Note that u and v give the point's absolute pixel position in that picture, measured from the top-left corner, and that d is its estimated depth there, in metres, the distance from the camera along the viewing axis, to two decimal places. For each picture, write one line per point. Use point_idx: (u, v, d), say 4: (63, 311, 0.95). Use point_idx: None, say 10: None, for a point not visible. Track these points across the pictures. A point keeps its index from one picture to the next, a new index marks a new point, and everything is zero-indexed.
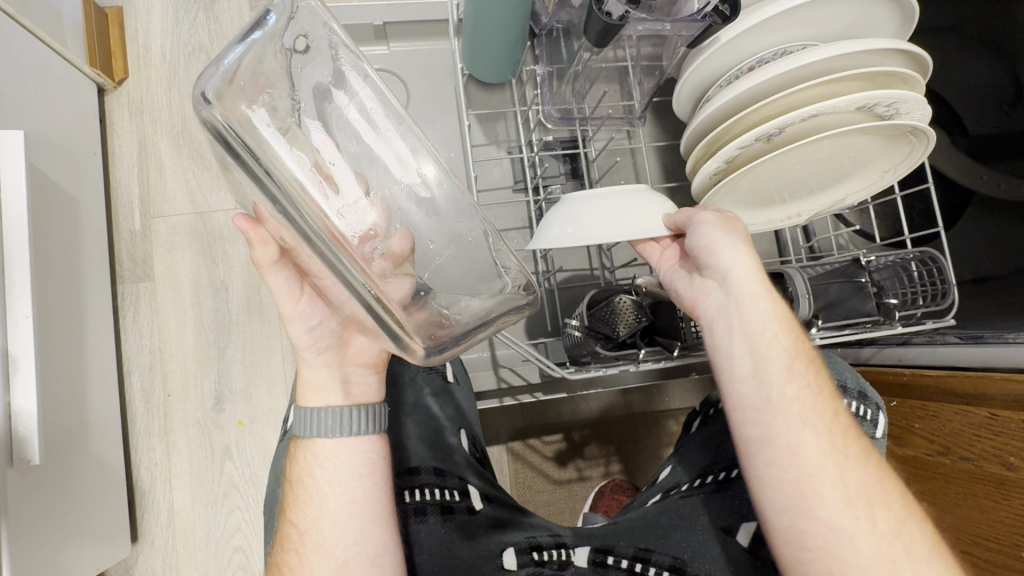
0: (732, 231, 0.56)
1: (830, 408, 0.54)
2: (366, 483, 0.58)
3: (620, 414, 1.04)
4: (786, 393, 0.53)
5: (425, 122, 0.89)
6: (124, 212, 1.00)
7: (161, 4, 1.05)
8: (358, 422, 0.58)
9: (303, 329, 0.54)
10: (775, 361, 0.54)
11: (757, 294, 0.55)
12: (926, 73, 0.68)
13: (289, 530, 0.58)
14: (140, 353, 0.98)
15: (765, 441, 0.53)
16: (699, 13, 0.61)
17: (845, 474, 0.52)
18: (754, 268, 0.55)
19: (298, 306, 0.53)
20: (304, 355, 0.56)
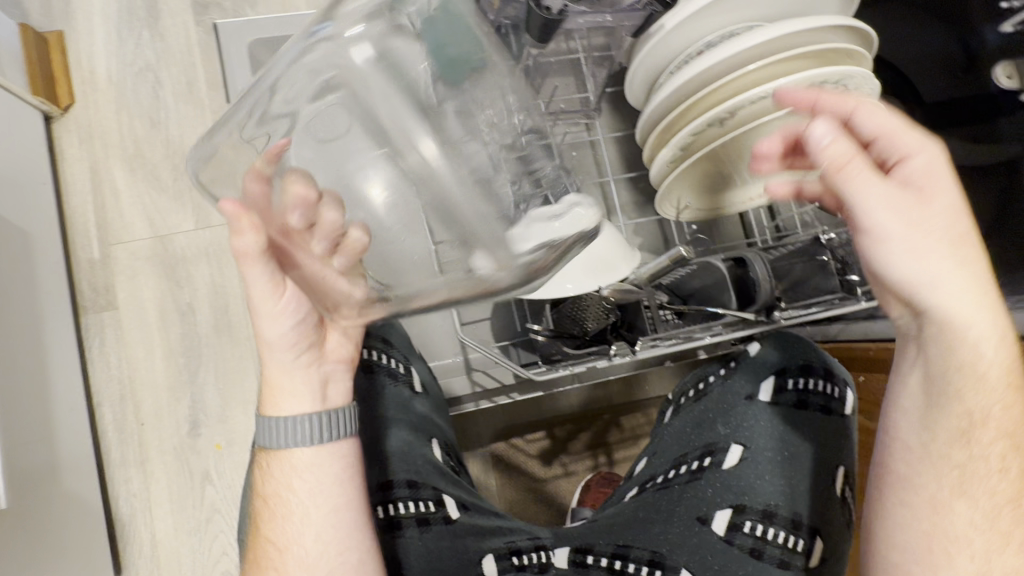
0: (918, 250, 0.45)
1: (1004, 489, 0.48)
2: (342, 488, 0.58)
3: (601, 407, 1.04)
4: (950, 449, 0.48)
5: None
6: (82, 242, 0.98)
7: (104, 26, 1.03)
8: (329, 422, 0.58)
9: (275, 332, 0.56)
10: (942, 422, 0.48)
11: (959, 326, 0.46)
12: (867, 41, 0.67)
13: (264, 549, 0.57)
14: (110, 384, 0.96)
15: (908, 482, 0.50)
16: (639, 3, 0.65)
17: (991, 553, 0.47)
18: (960, 282, 0.45)
19: (268, 322, 0.56)
20: (279, 351, 0.57)
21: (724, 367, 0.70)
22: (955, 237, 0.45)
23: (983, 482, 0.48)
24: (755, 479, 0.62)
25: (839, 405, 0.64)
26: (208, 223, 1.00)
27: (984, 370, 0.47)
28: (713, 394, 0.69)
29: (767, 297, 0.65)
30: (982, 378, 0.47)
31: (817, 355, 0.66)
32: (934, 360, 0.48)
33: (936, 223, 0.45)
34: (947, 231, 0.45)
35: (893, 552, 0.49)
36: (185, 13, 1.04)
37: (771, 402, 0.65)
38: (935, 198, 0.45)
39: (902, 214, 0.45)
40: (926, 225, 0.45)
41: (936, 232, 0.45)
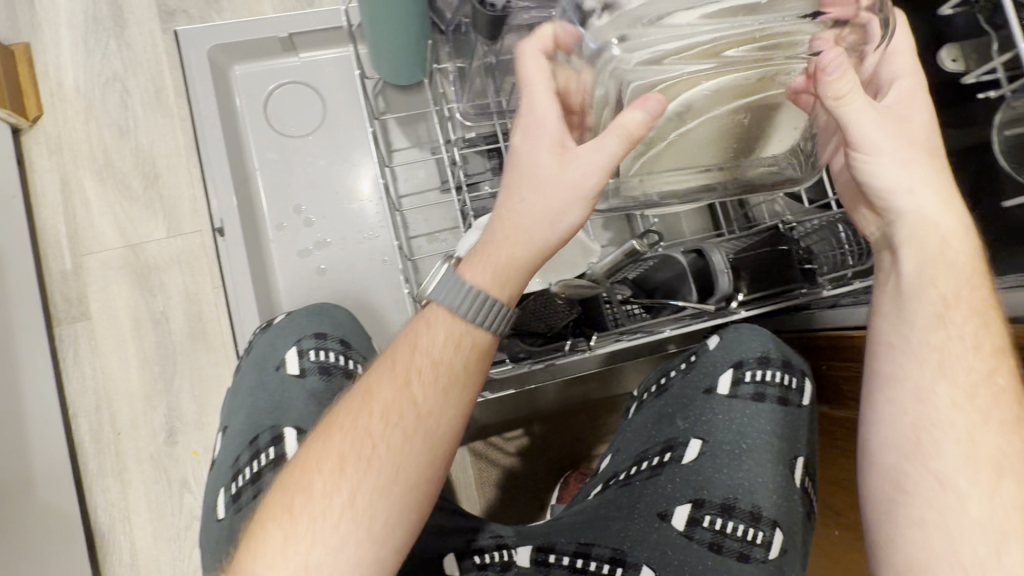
0: (902, 160, 0.49)
1: (983, 364, 0.47)
2: (455, 402, 0.51)
3: (579, 403, 1.03)
4: (927, 337, 0.49)
5: (343, 130, 0.87)
6: (53, 253, 0.98)
7: (69, 36, 1.03)
8: (491, 319, 0.51)
9: (546, 210, 0.51)
10: (915, 306, 0.49)
11: (924, 221, 0.50)
12: None
13: (368, 408, 0.50)
14: (85, 394, 0.96)
15: (892, 379, 0.49)
16: None
17: (976, 433, 0.45)
18: (941, 202, 0.50)
19: (553, 200, 0.50)
20: (550, 220, 0.51)
21: (684, 361, 0.71)
22: (933, 151, 0.50)
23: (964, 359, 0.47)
24: (710, 472, 0.63)
25: (797, 396, 0.65)
26: (179, 230, 1.00)
27: (952, 255, 0.49)
28: (673, 388, 0.69)
29: (726, 288, 0.65)
30: (950, 265, 0.49)
31: (775, 347, 0.66)
32: (908, 260, 0.50)
33: (917, 130, 0.49)
34: (920, 137, 0.49)
35: (874, 440, 0.49)
36: (152, 20, 1.04)
37: (728, 395, 0.66)
38: (915, 117, 0.49)
39: (891, 137, 0.48)
40: (909, 139, 0.49)
41: (917, 144, 0.49)
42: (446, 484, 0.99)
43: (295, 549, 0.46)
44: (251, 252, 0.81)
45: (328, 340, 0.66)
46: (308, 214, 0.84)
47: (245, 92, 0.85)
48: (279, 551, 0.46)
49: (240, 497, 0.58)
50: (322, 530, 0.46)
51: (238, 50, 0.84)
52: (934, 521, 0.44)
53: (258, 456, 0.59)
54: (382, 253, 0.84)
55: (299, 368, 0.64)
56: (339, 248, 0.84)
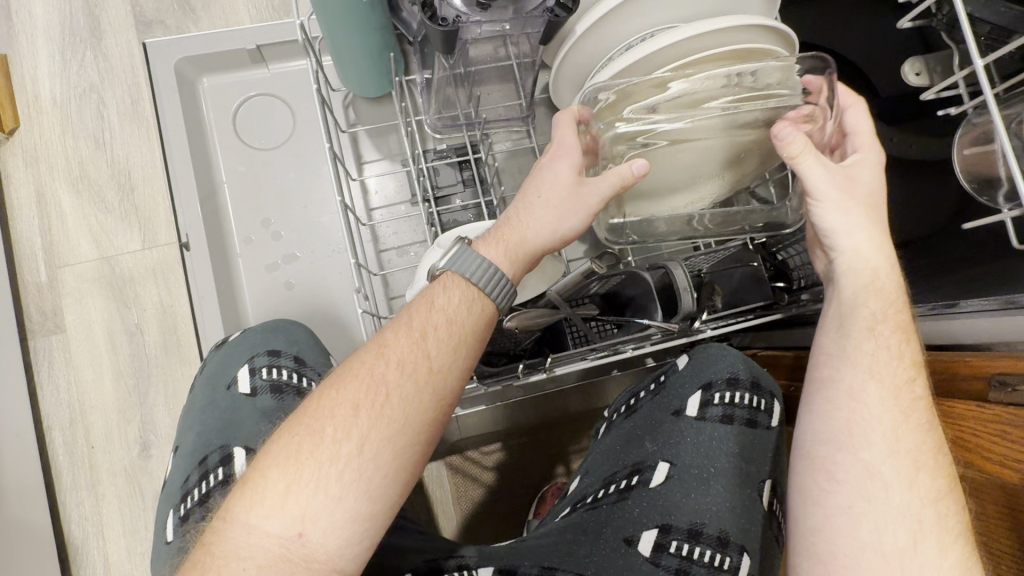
0: (842, 205, 0.49)
1: (906, 372, 0.46)
2: (465, 361, 0.49)
3: (559, 417, 1.01)
4: (864, 346, 0.47)
5: (313, 142, 0.86)
6: (29, 266, 0.98)
7: (46, 48, 1.03)
8: (497, 294, 0.51)
9: (554, 213, 0.54)
10: (855, 320, 0.48)
11: (856, 246, 0.49)
12: (791, 44, 0.65)
13: (382, 354, 0.47)
14: (59, 407, 0.96)
15: (827, 382, 0.47)
16: (540, 8, 0.59)
17: (900, 427, 0.44)
18: (879, 245, 0.49)
19: (562, 204, 0.54)
20: (553, 221, 0.54)
21: (654, 383, 0.69)
22: (875, 196, 0.50)
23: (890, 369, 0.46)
24: (677, 497, 0.61)
25: (767, 416, 0.63)
26: (154, 242, 0.99)
27: (882, 283, 0.48)
28: (641, 411, 0.68)
29: (689, 305, 0.63)
30: (881, 291, 0.48)
31: (744, 366, 0.64)
32: (846, 284, 0.49)
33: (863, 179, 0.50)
34: (866, 184, 0.50)
35: (804, 437, 0.46)
36: (128, 31, 1.04)
37: (697, 417, 0.64)
38: (860, 169, 0.51)
39: (835, 183, 0.49)
40: (855, 184, 0.50)
41: (859, 195, 0.49)
42: (422, 498, 0.97)
43: (296, 496, 0.42)
44: (217, 266, 0.80)
45: (281, 357, 0.65)
46: (277, 228, 0.83)
47: (215, 106, 0.85)
48: (279, 499, 0.42)
49: (189, 518, 0.57)
50: (327, 477, 0.42)
51: (206, 62, 0.83)
52: (851, 514, 0.42)
53: (206, 477, 0.58)
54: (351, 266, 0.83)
55: (250, 386, 0.63)
56: (307, 261, 0.83)
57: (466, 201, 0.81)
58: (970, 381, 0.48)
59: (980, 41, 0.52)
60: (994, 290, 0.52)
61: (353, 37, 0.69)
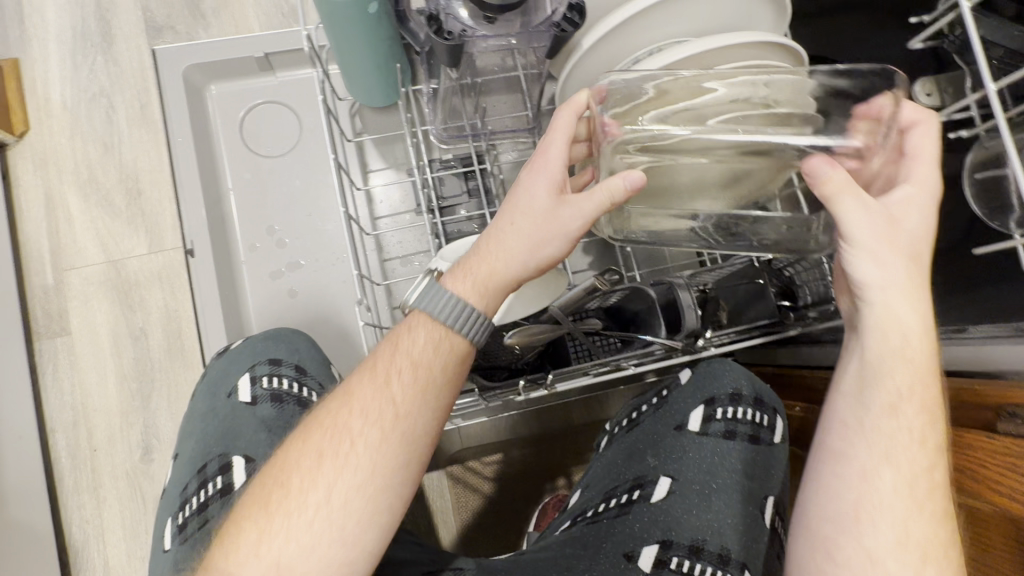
0: (877, 256, 0.46)
1: (928, 459, 0.45)
2: (435, 401, 0.49)
3: (561, 428, 1.01)
4: (881, 426, 0.45)
5: (319, 150, 0.86)
6: (36, 268, 0.99)
7: (58, 51, 1.04)
8: (468, 331, 0.51)
9: (528, 241, 0.53)
10: (875, 394, 0.46)
11: (886, 308, 0.46)
12: (798, 59, 0.65)
13: (347, 401, 0.48)
14: (62, 409, 0.96)
15: (839, 458, 0.46)
16: (547, 22, 0.58)
17: (909, 514, 0.43)
18: (910, 300, 0.46)
19: (539, 230, 0.53)
20: (528, 247, 0.53)
21: (656, 397, 0.68)
22: (912, 252, 0.47)
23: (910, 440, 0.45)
24: (680, 513, 0.60)
25: (769, 433, 0.63)
26: (161, 246, 1.00)
27: (912, 350, 0.46)
28: (644, 425, 0.67)
29: (693, 324, 0.63)
30: (910, 359, 0.46)
31: (747, 383, 0.63)
32: (871, 341, 0.47)
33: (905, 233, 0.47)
34: (906, 241, 0.47)
35: (810, 513, 0.47)
36: (139, 36, 1.04)
37: (699, 432, 0.63)
38: (904, 218, 0.48)
39: (876, 236, 0.46)
40: (896, 234, 0.47)
41: (899, 246, 0.47)
42: (422, 507, 0.97)
43: (268, 545, 0.43)
44: (221, 273, 0.80)
45: (282, 366, 0.65)
46: (282, 236, 0.83)
47: (222, 112, 0.85)
48: (254, 548, 0.44)
49: (185, 527, 0.57)
50: (297, 527, 0.44)
51: (215, 69, 0.84)
52: None
53: (205, 485, 0.58)
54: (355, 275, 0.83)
55: (251, 395, 0.63)
56: (311, 269, 0.83)
57: (471, 212, 0.80)
58: (982, 412, 0.47)
59: (991, 65, 0.51)
60: (1004, 317, 0.51)
61: (358, 48, 0.69)
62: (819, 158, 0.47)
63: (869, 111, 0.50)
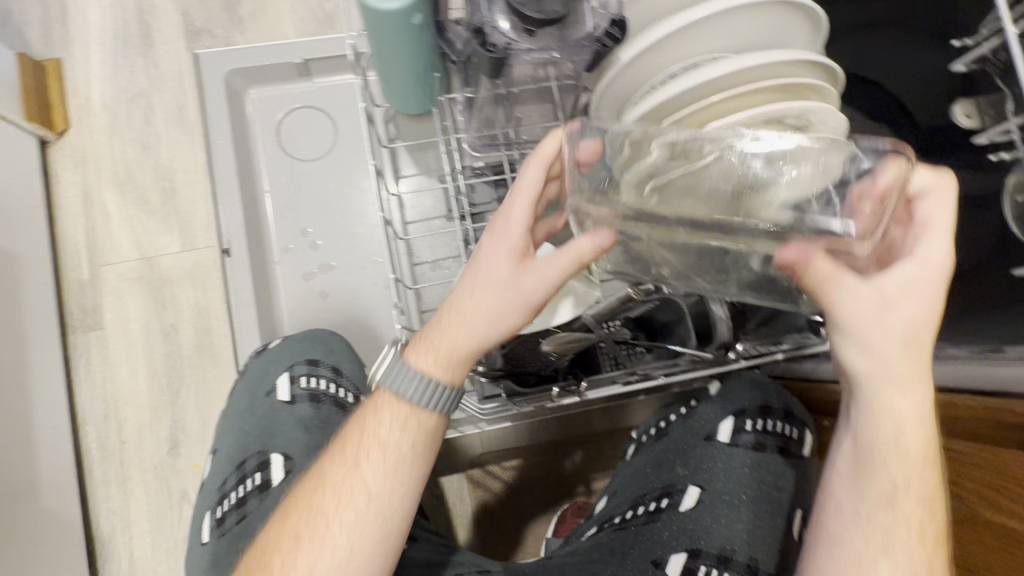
0: (870, 349, 0.46)
1: (924, 554, 0.46)
2: (408, 478, 0.50)
3: (581, 434, 1.02)
4: (875, 518, 0.46)
5: (354, 155, 0.88)
6: (72, 263, 1.01)
7: (99, 52, 1.06)
8: (433, 404, 0.52)
9: (486, 312, 0.52)
10: (870, 487, 0.47)
11: (883, 398, 0.46)
12: (834, 76, 0.66)
13: (323, 483, 0.50)
14: (94, 402, 0.98)
15: (834, 543, 0.48)
16: (589, 38, 0.60)
17: None
18: (901, 391, 0.46)
19: (498, 298, 0.52)
20: (484, 318, 0.52)
21: (685, 407, 0.69)
22: (911, 340, 0.46)
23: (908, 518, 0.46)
24: (710, 522, 0.60)
25: (797, 446, 0.64)
26: (193, 245, 1.02)
27: (905, 442, 0.46)
28: (674, 434, 0.68)
29: (725, 335, 0.65)
30: (903, 451, 0.46)
31: (778, 397, 0.65)
32: (863, 429, 0.47)
33: (901, 321, 0.45)
34: (903, 330, 0.45)
35: None
36: (179, 40, 1.07)
37: (728, 443, 0.64)
38: (907, 303, 0.46)
39: (869, 325, 0.45)
40: (889, 320, 0.45)
41: (892, 335, 0.45)
42: (443, 509, 0.98)
43: None
44: (257, 274, 0.82)
45: (320, 366, 0.66)
46: (315, 238, 0.85)
47: (261, 115, 0.87)
48: None
49: (224, 521, 0.58)
50: None
51: (255, 74, 0.86)
52: None
53: (244, 481, 0.59)
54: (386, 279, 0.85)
55: (290, 394, 0.65)
56: (343, 272, 0.85)
57: None
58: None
59: None
60: None
61: (399, 57, 0.70)
62: (797, 247, 0.44)
63: (875, 190, 0.46)
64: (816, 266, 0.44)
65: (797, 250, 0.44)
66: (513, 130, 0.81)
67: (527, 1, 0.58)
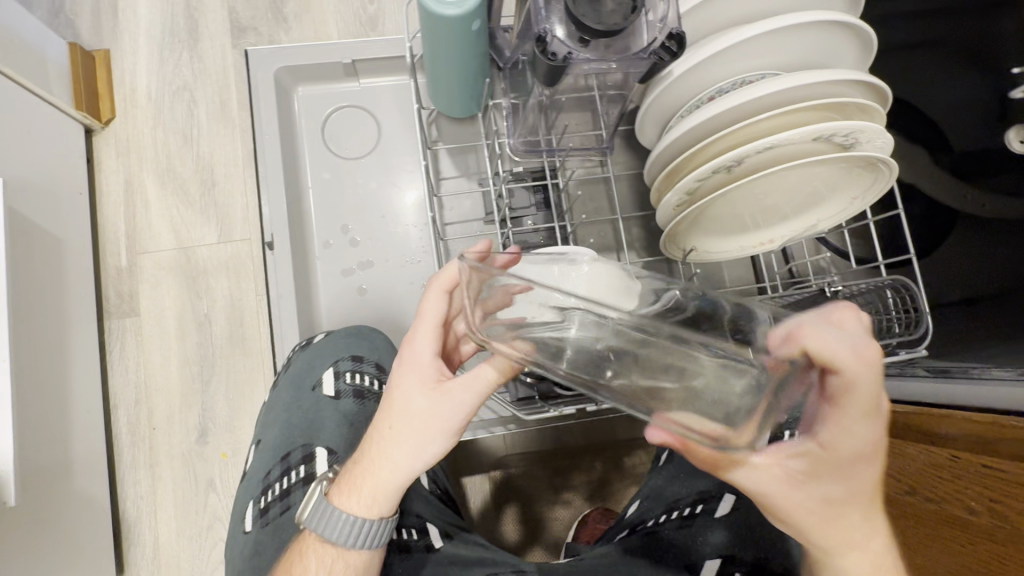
0: (795, 511, 0.44)
1: None
2: None
3: (604, 441, 1.02)
4: None
5: (396, 156, 0.89)
6: (111, 249, 1.03)
7: (147, 45, 1.08)
8: (365, 540, 0.50)
9: (408, 450, 0.49)
10: None
11: (825, 549, 0.44)
12: (883, 95, 0.66)
13: None
14: (126, 387, 1.00)
15: None
16: (648, 49, 0.61)
17: None
18: (841, 544, 0.44)
19: (416, 434, 0.49)
20: (409, 456, 0.49)
21: None
22: (847, 497, 0.43)
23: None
24: (746, 531, 0.61)
25: None
26: (230, 237, 1.04)
27: None
28: None
29: None
30: None
31: None
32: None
33: (826, 481, 0.43)
34: (827, 490, 0.43)
35: None
36: (224, 36, 1.09)
37: None
38: (831, 469, 0.43)
39: (793, 491, 0.43)
40: (807, 484, 0.43)
41: (807, 503, 0.43)
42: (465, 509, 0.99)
43: None
44: (298, 268, 0.83)
45: (364, 363, 0.68)
46: (355, 234, 0.86)
47: (307, 112, 0.89)
48: None
49: (268, 511, 0.59)
50: None
51: (303, 72, 0.87)
52: None
53: (288, 473, 0.60)
54: (422, 278, 0.86)
55: (335, 390, 0.66)
56: (381, 269, 0.86)
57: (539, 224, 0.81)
58: None
59: None
60: None
61: (450, 60, 0.71)
62: (658, 432, 0.44)
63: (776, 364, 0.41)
64: (695, 452, 0.44)
65: (657, 433, 0.45)
66: (556, 137, 0.82)
67: (587, 12, 0.58)
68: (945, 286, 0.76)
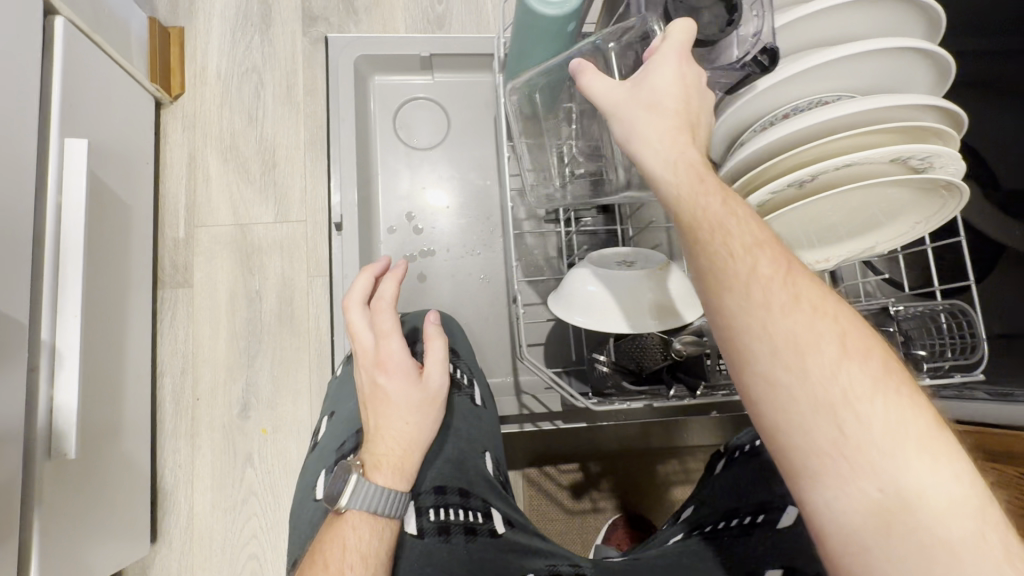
0: (637, 117, 0.49)
1: (818, 329, 0.39)
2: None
3: (638, 447, 1.04)
4: (733, 308, 0.41)
5: (463, 149, 0.92)
6: (170, 221, 1.05)
7: (220, 25, 1.11)
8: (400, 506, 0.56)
9: (420, 419, 0.60)
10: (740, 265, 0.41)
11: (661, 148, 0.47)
12: (955, 123, 0.68)
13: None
14: (174, 356, 1.01)
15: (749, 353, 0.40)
16: (738, 62, 0.65)
17: (849, 393, 0.38)
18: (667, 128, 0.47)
19: (421, 407, 0.60)
20: (422, 420, 0.60)
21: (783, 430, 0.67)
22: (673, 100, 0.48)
23: (736, 298, 0.41)
24: None
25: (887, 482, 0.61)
26: (286, 217, 1.06)
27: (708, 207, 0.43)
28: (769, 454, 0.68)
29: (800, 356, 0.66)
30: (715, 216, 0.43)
31: None
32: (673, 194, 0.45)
33: (656, 92, 0.49)
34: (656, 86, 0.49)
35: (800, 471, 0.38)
36: (295, 23, 1.12)
37: None
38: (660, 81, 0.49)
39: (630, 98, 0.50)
40: (642, 88, 0.50)
41: (644, 97, 0.49)
42: None
43: None
44: (363, 250, 0.85)
45: None
46: (419, 222, 0.88)
47: (380, 101, 0.91)
48: None
49: None
50: None
51: (381, 62, 0.90)
52: None
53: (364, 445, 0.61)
54: (482, 271, 0.88)
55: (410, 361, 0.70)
56: (442, 258, 0.88)
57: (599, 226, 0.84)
58: None
59: None
60: None
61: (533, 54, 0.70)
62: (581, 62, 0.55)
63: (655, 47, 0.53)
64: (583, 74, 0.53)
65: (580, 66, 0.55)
66: None
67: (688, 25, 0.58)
68: (992, 318, 0.78)
